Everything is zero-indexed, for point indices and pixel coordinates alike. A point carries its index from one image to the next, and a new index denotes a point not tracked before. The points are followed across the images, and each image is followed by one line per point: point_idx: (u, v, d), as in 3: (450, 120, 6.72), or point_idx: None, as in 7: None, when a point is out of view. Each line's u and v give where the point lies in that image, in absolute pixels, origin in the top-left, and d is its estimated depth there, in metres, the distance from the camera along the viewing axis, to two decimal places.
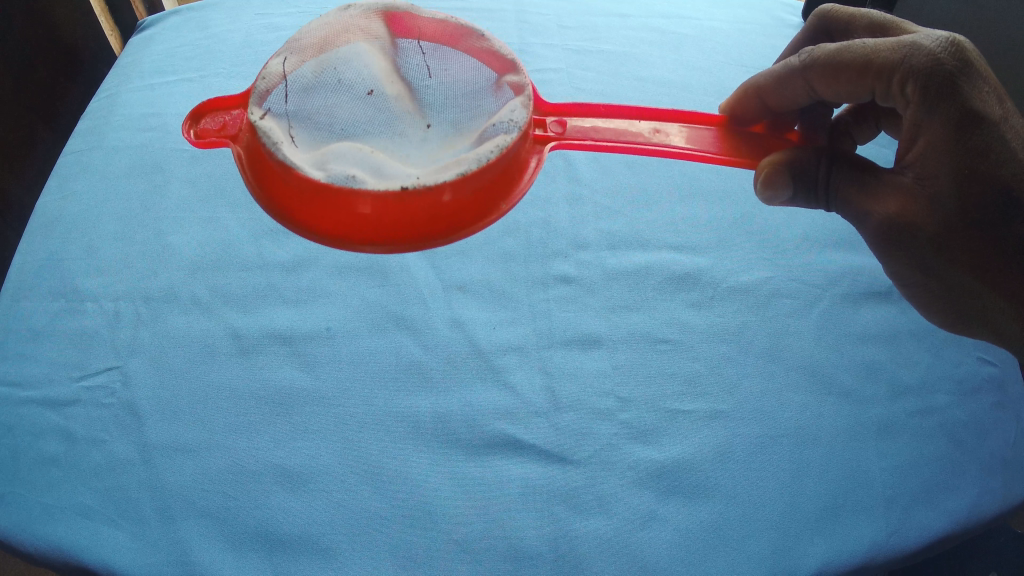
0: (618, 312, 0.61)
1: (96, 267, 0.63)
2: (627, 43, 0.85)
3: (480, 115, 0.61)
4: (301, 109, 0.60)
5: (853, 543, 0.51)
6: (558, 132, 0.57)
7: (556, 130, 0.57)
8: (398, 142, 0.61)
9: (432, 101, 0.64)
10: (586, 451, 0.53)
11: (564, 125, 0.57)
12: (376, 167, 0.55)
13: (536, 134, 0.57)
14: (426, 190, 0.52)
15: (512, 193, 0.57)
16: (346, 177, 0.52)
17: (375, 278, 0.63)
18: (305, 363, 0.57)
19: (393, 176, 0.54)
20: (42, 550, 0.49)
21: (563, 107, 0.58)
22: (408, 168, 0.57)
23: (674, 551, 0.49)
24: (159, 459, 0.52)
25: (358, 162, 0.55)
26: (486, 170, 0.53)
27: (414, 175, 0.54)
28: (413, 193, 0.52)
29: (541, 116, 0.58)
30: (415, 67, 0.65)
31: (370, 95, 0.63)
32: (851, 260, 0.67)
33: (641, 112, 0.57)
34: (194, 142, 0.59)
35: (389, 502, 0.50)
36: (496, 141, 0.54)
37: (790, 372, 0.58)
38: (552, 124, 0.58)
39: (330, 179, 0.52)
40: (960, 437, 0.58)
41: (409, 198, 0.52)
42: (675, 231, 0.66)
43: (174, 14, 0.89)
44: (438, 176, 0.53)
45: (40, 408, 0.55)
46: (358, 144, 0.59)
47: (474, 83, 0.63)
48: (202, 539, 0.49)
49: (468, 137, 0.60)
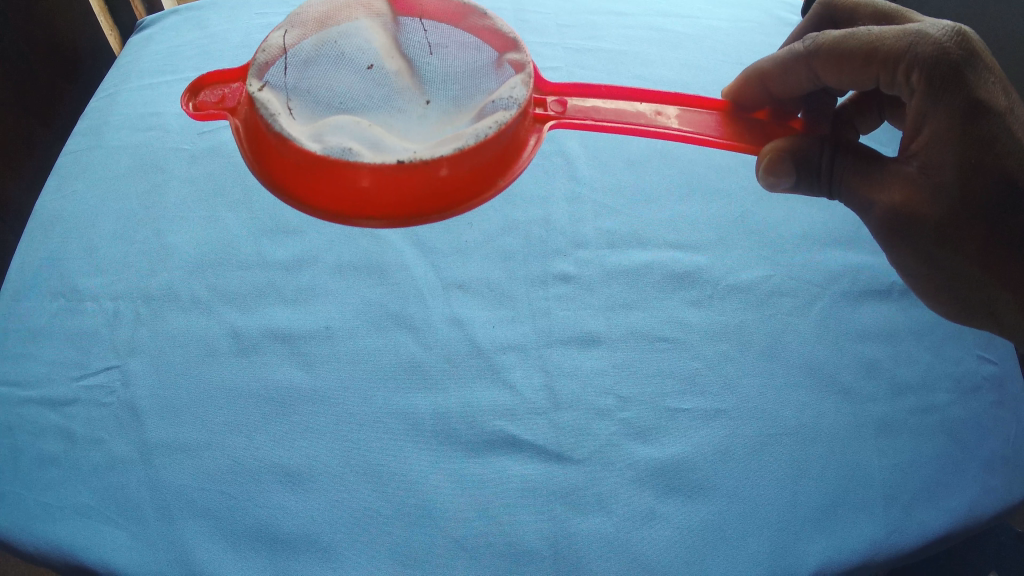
0: (617, 311, 0.60)
1: (96, 266, 0.63)
2: (627, 42, 0.85)
3: (478, 92, 0.61)
4: (300, 83, 0.60)
5: (854, 541, 0.51)
6: (559, 111, 0.57)
7: (556, 109, 0.57)
8: (397, 116, 0.61)
9: (430, 78, 0.64)
10: (585, 450, 0.53)
11: (565, 105, 0.57)
12: (374, 142, 0.55)
13: (536, 113, 0.57)
14: (423, 164, 0.52)
15: (511, 170, 0.57)
16: (344, 150, 0.53)
17: (373, 276, 0.62)
18: (304, 362, 0.57)
19: (390, 151, 0.54)
20: (43, 549, 0.49)
21: (565, 87, 0.58)
22: (406, 143, 0.57)
23: (674, 550, 0.49)
24: (158, 458, 0.52)
25: (356, 137, 0.55)
26: (484, 146, 0.53)
27: (412, 150, 0.54)
28: (410, 167, 0.52)
29: (542, 96, 0.58)
30: (417, 44, 0.64)
31: (370, 69, 0.64)
32: (851, 258, 0.66)
33: (643, 94, 0.57)
34: (192, 114, 0.59)
35: (388, 500, 0.50)
36: (495, 117, 0.54)
37: (791, 370, 0.58)
38: (553, 103, 0.58)
39: (328, 153, 0.52)
40: (961, 436, 0.57)
41: (406, 173, 0.52)
42: (675, 230, 0.66)
43: (174, 14, 0.89)
44: (435, 152, 0.53)
45: (40, 408, 0.55)
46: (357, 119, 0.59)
47: (471, 61, 0.63)
48: (203, 537, 0.49)
49: (466, 114, 0.60)
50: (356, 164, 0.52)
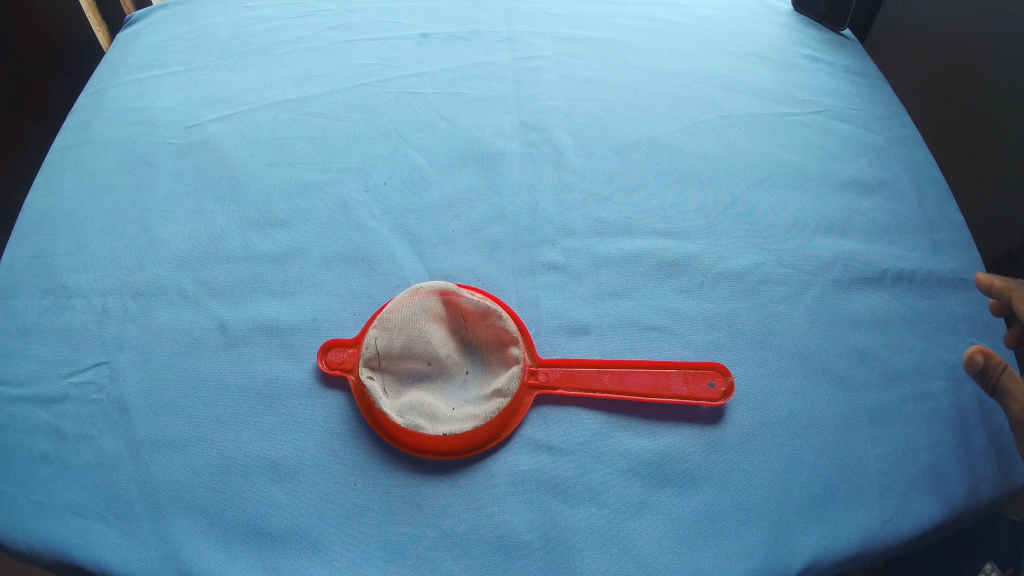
0: (606, 299, 0.60)
1: (84, 262, 0.63)
2: (615, 30, 0.84)
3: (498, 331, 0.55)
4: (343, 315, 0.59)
5: (849, 531, 0.50)
6: (547, 378, 0.55)
7: (543, 374, 0.55)
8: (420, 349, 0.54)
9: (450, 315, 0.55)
10: (574, 441, 0.52)
11: (550, 369, 0.55)
12: (426, 409, 0.52)
13: (528, 376, 0.55)
14: (476, 430, 0.51)
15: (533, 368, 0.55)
16: (412, 418, 0.51)
17: (360, 267, 0.62)
18: (291, 355, 0.57)
19: (443, 417, 0.52)
20: (31, 547, 0.49)
21: (556, 358, 0.56)
22: (447, 400, 0.53)
23: (665, 541, 0.49)
24: (147, 454, 0.52)
25: (407, 401, 0.52)
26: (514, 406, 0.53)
27: (463, 410, 0.52)
28: (472, 434, 0.51)
29: (535, 365, 0.55)
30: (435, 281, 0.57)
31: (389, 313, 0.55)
32: (843, 244, 0.66)
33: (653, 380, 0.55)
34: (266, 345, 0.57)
35: (378, 494, 0.50)
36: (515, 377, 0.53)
37: (783, 358, 0.58)
38: (542, 371, 0.55)
39: (407, 420, 0.51)
40: (956, 423, 0.57)
41: (463, 437, 0.51)
42: (666, 218, 0.66)
43: (161, 9, 0.89)
44: (484, 414, 0.52)
45: (28, 405, 0.55)
46: (391, 382, 0.53)
47: (474, 259, 0.62)
48: (192, 533, 0.49)
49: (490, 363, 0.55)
50: (425, 430, 0.51)
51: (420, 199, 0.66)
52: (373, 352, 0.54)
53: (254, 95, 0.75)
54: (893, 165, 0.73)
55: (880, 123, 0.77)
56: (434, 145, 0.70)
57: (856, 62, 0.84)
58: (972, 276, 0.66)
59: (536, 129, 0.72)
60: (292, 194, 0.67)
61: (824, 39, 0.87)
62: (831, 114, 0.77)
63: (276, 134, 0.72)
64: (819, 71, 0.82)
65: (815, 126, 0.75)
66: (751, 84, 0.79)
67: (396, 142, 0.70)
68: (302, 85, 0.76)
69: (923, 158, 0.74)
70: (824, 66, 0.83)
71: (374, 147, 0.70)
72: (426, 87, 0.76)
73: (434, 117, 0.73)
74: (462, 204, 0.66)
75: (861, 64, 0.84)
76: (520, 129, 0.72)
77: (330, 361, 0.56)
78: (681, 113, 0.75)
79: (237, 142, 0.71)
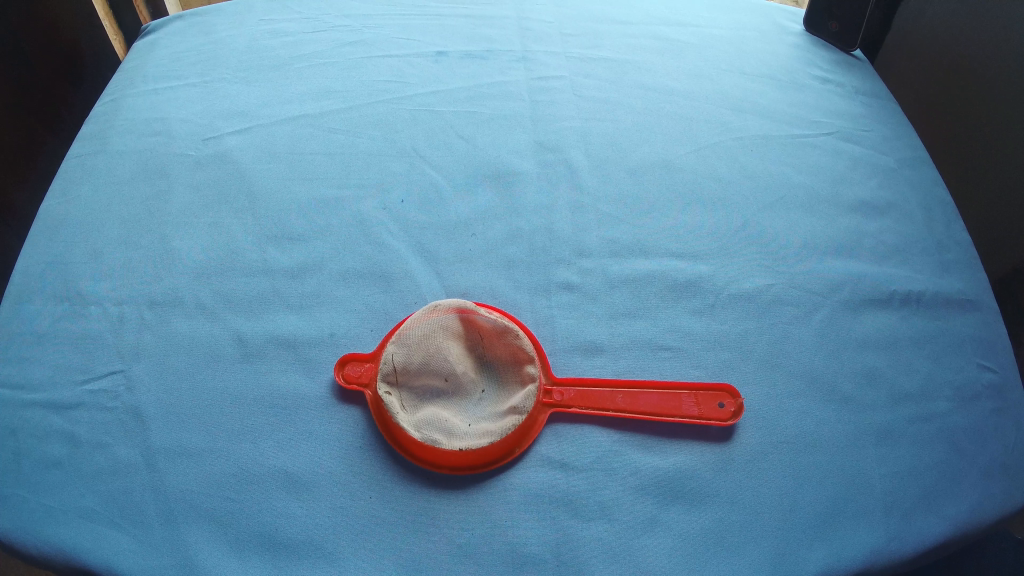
0: (620, 320, 0.61)
1: (101, 271, 0.64)
2: (629, 50, 0.85)
3: (514, 348, 0.56)
4: (362, 332, 0.60)
5: (854, 549, 0.51)
6: (561, 397, 0.55)
7: (557, 394, 0.55)
8: (438, 366, 0.54)
9: (467, 332, 0.56)
10: (587, 458, 0.53)
11: (564, 389, 0.56)
12: (442, 424, 0.53)
13: (542, 396, 0.55)
14: (491, 445, 0.52)
15: (546, 388, 0.56)
16: (428, 433, 0.52)
17: (378, 283, 0.62)
18: (308, 369, 0.57)
19: (458, 432, 0.52)
20: (44, 552, 0.50)
21: (569, 378, 0.56)
22: (462, 416, 0.54)
23: (674, 556, 0.50)
24: (162, 462, 0.53)
25: (424, 416, 0.53)
26: (527, 422, 0.54)
27: (477, 425, 0.53)
28: (485, 450, 0.52)
29: (549, 385, 0.56)
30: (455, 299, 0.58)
31: (409, 330, 0.56)
32: (853, 266, 0.67)
33: (665, 403, 0.56)
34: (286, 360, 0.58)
35: (392, 506, 0.51)
36: (529, 394, 0.54)
37: (792, 378, 0.58)
38: (556, 391, 0.55)
39: (423, 435, 0.52)
40: (960, 444, 0.58)
41: (478, 452, 0.52)
42: (677, 239, 0.67)
43: (178, 19, 0.90)
44: (497, 430, 0.52)
45: (43, 411, 0.56)
46: (409, 398, 0.54)
47: (490, 277, 0.63)
48: (207, 540, 0.49)
49: (505, 381, 0.55)
50: (440, 445, 0.51)
51: (437, 216, 0.67)
52: (392, 368, 0.55)
53: (272, 110, 0.76)
54: (902, 187, 0.74)
55: (890, 145, 0.78)
56: (450, 162, 0.71)
57: (866, 84, 0.85)
58: (977, 299, 0.67)
59: (551, 149, 0.73)
60: (309, 209, 0.68)
61: (834, 60, 0.88)
62: (841, 136, 0.78)
63: (293, 149, 0.72)
64: (830, 93, 0.83)
65: (825, 147, 0.76)
66: (763, 105, 0.80)
67: (413, 159, 0.71)
68: (320, 100, 0.77)
69: (931, 180, 0.75)
70: (835, 88, 0.84)
71: (391, 164, 0.71)
72: (443, 105, 0.76)
73: (451, 136, 0.74)
74: (478, 222, 0.67)
75: (871, 86, 0.85)
76: (537, 149, 0.73)
77: (347, 375, 0.56)
78: (694, 134, 0.76)
79: (254, 156, 0.72)
